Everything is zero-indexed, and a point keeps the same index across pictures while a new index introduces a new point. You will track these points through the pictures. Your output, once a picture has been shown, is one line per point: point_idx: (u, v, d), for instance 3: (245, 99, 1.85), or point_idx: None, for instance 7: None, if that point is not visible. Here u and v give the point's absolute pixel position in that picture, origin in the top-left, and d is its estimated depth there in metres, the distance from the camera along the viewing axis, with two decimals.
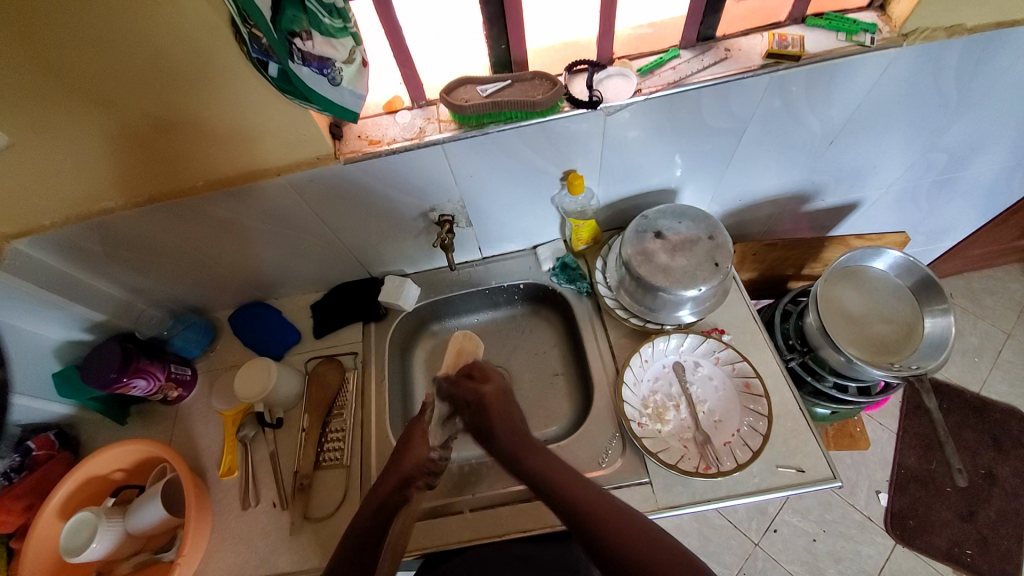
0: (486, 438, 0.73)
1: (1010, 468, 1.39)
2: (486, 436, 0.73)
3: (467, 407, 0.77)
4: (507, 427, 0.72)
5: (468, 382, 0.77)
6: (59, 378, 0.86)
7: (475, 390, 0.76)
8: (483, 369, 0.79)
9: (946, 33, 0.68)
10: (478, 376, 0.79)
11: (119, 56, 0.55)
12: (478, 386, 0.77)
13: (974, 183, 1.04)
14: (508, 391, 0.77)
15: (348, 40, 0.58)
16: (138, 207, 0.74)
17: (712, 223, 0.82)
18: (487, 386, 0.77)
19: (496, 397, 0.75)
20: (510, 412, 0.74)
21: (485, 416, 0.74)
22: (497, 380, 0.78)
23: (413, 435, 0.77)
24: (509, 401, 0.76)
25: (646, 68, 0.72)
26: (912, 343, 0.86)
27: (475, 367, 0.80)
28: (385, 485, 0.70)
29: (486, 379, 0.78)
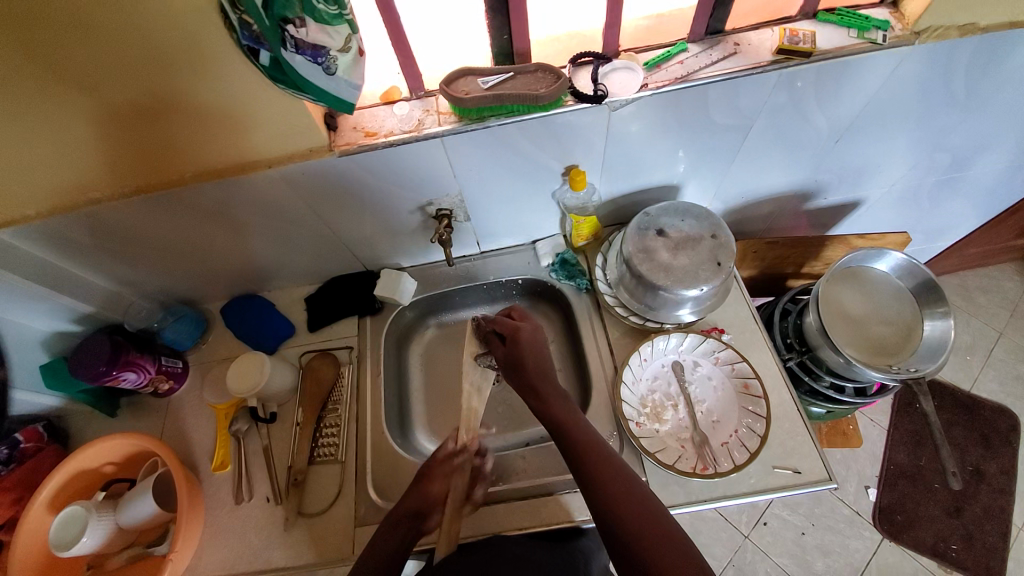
0: (515, 372, 0.77)
1: (997, 465, 1.42)
2: (518, 371, 0.76)
3: (503, 345, 0.80)
4: (547, 389, 0.73)
5: (505, 319, 0.80)
6: (46, 370, 0.84)
7: (510, 325, 0.79)
8: (521, 310, 0.82)
9: (960, 31, 0.67)
10: (515, 316, 0.81)
11: (104, 41, 0.52)
12: (514, 322, 0.79)
13: (976, 183, 1.03)
14: (539, 335, 0.79)
15: (344, 27, 0.55)
16: (125, 198, 0.72)
17: (715, 221, 0.81)
18: (522, 325, 0.79)
19: (530, 337, 0.78)
20: (541, 357, 0.77)
21: (520, 352, 0.76)
22: (532, 321, 0.80)
23: (434, 469, 0.74)
24: (541, 344, 0.78)
25: (653, 61, 0.70)
26: (911, 345, 0.86)
27: (512, 308, 0.83)
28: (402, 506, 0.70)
29: (521, 319, 0.81)
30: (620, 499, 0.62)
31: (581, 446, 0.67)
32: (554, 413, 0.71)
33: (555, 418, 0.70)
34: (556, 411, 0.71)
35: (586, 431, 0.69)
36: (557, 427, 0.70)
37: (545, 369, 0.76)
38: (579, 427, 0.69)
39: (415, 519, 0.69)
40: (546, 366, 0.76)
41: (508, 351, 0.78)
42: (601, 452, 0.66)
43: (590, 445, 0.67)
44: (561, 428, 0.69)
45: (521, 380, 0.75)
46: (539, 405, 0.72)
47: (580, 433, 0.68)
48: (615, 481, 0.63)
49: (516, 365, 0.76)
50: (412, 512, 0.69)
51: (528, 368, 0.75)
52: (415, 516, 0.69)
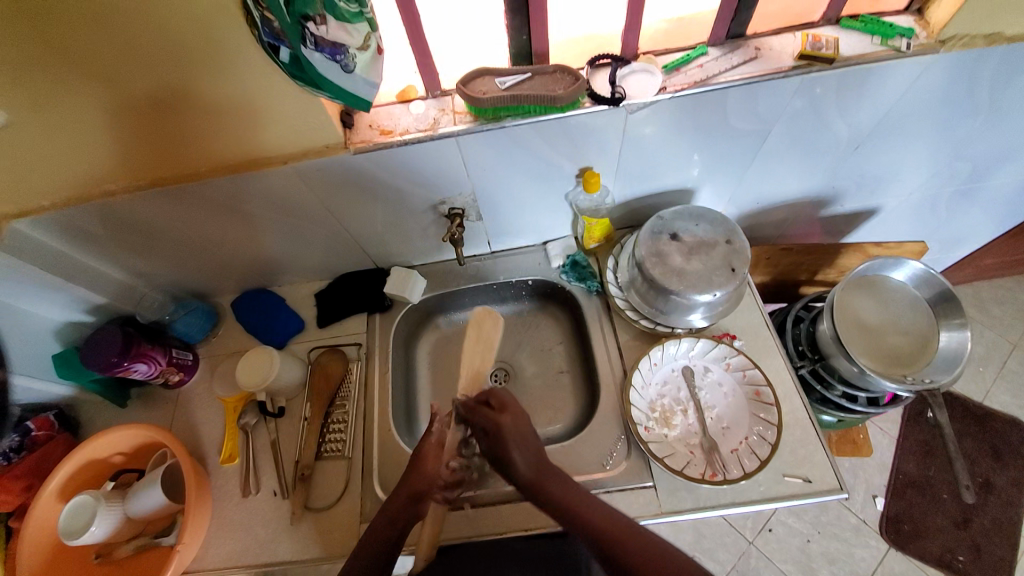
0: (503, 466, 0.69)
1: (1007, 478, 1.40)
2: (505, 467, 0.69)
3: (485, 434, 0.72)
4: (541, 474, 0.66)
5: (485, 411, 0.72)
6: (58, 360, 0.85)
7: (493, 421, 0.70)
8: (501, 397, 0.73)
9: (986, 40, 0.65)
10: (495, 405, 0.73)
11: (126, 35, 0.53)
12: (495, 416, 0.71)
13: (995, 193, 1.02)
14: (524, 421, 0.71)
15: (363, 25, 0.56)
16: (139, 190, 0.72)
17: (730, 226, 0.81)
18: (504, 417, 0.70)
19: (514, 430, 0.70)
20: (531, 446, 0.69)
21: (503, 449, 0.69)
22: (513, 409, 0.72)
23: (425, 451, 0.73)
24: (527, 427, 0.71)
25: (672, 64, 0.69)
26: (926, 356, 0.85)
27: (490, 394, 0.74)
28: (397, 496, 0.68)
29: (502, 409, 0.72)
30: (651, 567, 0.57)
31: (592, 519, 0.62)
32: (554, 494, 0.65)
33: (557, 499, 0.65)
34: (557, 491, 0.65)
35: (592, 503, 0.64)
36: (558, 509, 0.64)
37: (535, 445, 0.69)
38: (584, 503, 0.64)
39: (413, 503, 0.68)
40: (537, 449, 0.70)
41: (489, 442, 0.71)
42: (618, 522, 0.62)
43: (604, 517, 0.62)
44: (564, 511, 0.64)
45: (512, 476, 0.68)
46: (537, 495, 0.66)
47: (589, 510, 0.63)
48: (640, 546, 0.59)
49: (502, 458, 0.69)
50: (410, 497, 0.68)
51: (517, 464, 0.67)
52: (417, 499, 0.68)
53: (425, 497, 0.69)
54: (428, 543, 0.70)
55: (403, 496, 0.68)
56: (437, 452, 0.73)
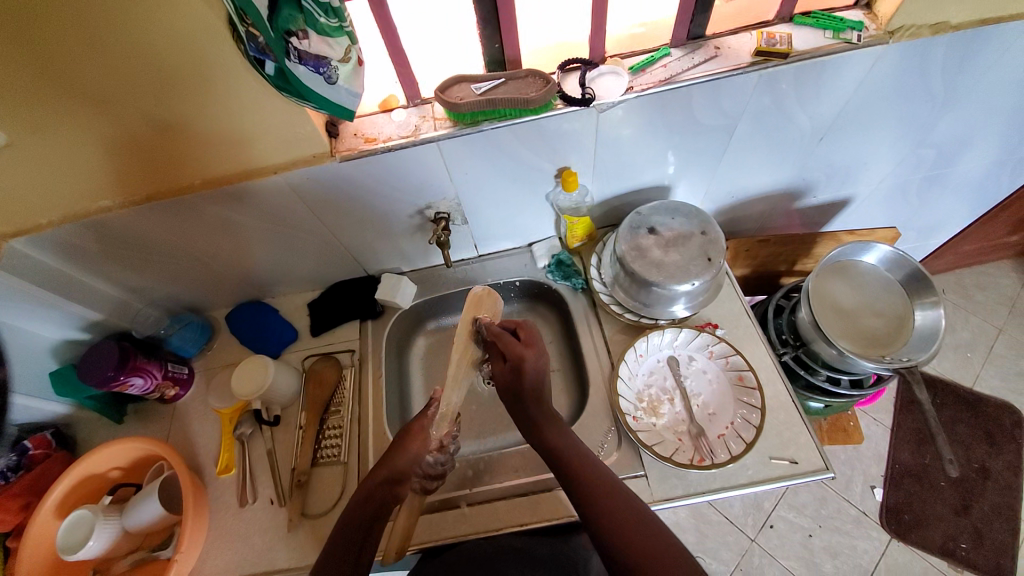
0: (514, 399, 0.71)
1: (1003, 462, 1.41)
2: (517, 401, 0.71)
3: (502, 363, 0.70)
4: (545, 416, 0.71)
5: (514, 344, 0.69)
6: (55, 377, 0.86)
7: (519, 353, 0.69)
8: (529, 331, 0.72)
9: (930, 30, 0.70)
10: (521, 337, 0.71)
11: (118, 57, 0.56)
12: (523, 350, 0.69)
13: (962, 179, 1.06)
14: (545, 358, 0.72)
15: (344, 39, 0.59)
16: (135, 206, 0.75)
17: (704, 218, 0.84)
18: (529, 353, 0.70)
19: (535, 370, 0.70)
20: (541, 386, 0.72)
21: (521, 382, 0.70)
22: (539, 348, 0.72)
23: (413, 429, 0.73)
24: (543, 375, 0.72)
25: (637, 66, 0.73)
26: (903, 335, 0.88)
27: (519, 326, 0.72)
28: (374, 477, 0.70)
29: (529, 344, 0.71)
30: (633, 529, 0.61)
31: (589, 488, 0.64)
32: (549, 440, 0.69)
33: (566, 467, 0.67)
34: (556, 442, 0.69)
35: (594, 466, 0.67)
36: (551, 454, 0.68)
37: (544, 398, 0.72)
38: (593, 472, 0.66)
39: (389, 484, 0.70)
40: (544, 391, 0.72)
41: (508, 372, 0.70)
42: (619, 494, 0.64)
43: (608, 488, 0.65)
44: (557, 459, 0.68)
45: (522, 408, 0.71)
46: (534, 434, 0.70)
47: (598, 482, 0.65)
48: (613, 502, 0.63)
49: (513, 390, 0.70)
50: (386, 478, 0.70)
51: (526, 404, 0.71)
52: (390, 484, 0.70)
53: (401, 482, 0.71)
54: (397, 542, 0.72)
55: (378, 477, 0.70)
56: (423, 438, 0.73)
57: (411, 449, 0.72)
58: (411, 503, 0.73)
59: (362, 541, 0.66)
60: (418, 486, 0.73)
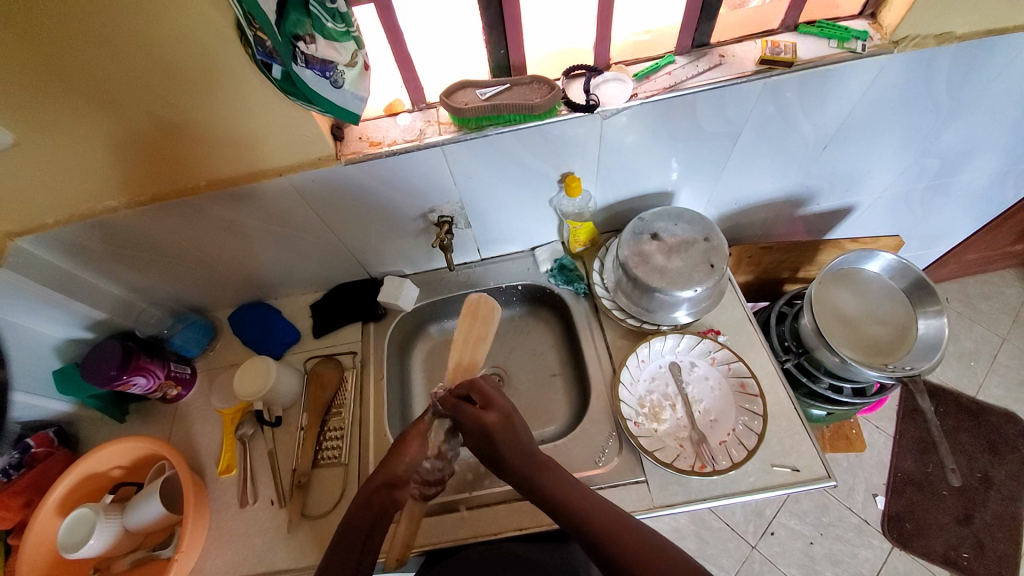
0: (494, 461, 0.68)
1: (1006, 472, 1.40)
2: (498, 466, 0.68)
3: (470, 432, 0.69)
4: (531, 466, 0.67)
5: (467, 409, 0.68)
6: (59, 375, 0.87)
7: (476, 419, 0.67)
8: (483, 391, 0.70)
9: (936, 40, 0.70)
10: (479, 401, 0.69)
11: (127, 59, 0.57)
12: (479, 415, 0.67)
13: (967, 188, 1.05)
14: (511, 414, 0.69)
15: (350, 43, 0.60)
16: (141, 206, 0.75)
17: (707, 225, 0.84)
18: (490, 415, 0.67)
19: (501, 429, 0.67)
20: (517, 445, 0.68)
21: (494, 447, 0.67)
22: (499, 406, 0.68)
23: (408, 436, 0.73)
24: (515, 427, 0.68)
25: (642, 73, 0.73)
26: (906, 344, 0.87)
27: (473, 388, 0.70)
28: (372, 481, 0.70)
29: (488, 406, 0.68)
30: (653, 566, 0.59)
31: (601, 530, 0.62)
32: (543, 488, 0.66)
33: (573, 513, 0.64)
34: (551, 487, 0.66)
35: (603, 507, 0.64)
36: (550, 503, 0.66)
37: (525, 447, 0.68)
38: (600, 510, 0.64)
39: (386, 489, 0.70)
40: (525, 443, 0.68)
41: (478, 440, 0.68)
42: (628, 526, 0.63)
43: (621, 526, 0.63)
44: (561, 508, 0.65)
45: (505, 472, 0.68)
46: (528, 487, 0.67)
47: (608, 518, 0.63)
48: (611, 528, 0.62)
49: (490, 457, 0.68)
50: (382, 484, 0.70)
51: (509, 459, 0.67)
52: (388, 487, 0.70)
53: (399, 487, 0.71)
54: (399, 552, 0.69)
55: (376, 482, 0.70)
56: (420, 440, 0.73)
57: (408, 454, 0.72)
58: (411, 511, 0.70)
59: (364, 542, 0.67)
60: (416, 492, 0.72)
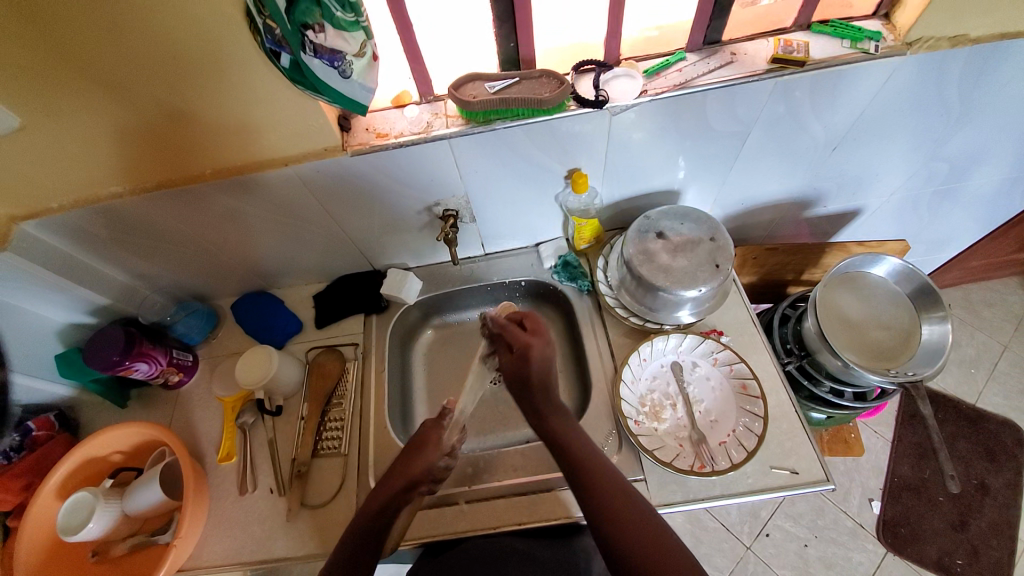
0: (521, 389, 0.70)
1: (1003, 480, 1.40)
2: (523, 390, 0.70)
3: (509, 355, 0.72)
4: (548, 405, 0.70)
5: (518, 332, 0.71)
6: (61, 359, 0.87)
7: (522, 341, 0.70)
8: (535, 321, 0.73)
9: (949, 42, 0.69)
10: (528, 326, 0.72)
11: (136, 45, 0.56)
12: (527, 338, 0.70)
13: (974, 194, 1.05)
14: (550, 361, 0.70)
15: (360, 33, 0.59)
16: (145, 193, 0.75)
17: (713, 225, 0.83)
18: (534, 342, 0.70)
19: (542, 358, 0.69)
20: (549, 377, 0.70)
21: (527, 371, 0.69)
22: (544, 335, 0.71)
23: (429, 436, 0.73)
24: (552, 355, 0.71)
25: (653, 69, 0.73)
26: (908, 350, 0.87)
27: (525, 316, 0.74)
28: (391, 488, 0.69)
29: (534, 333, 0.72)
30: (643, 535, 0.60)
31: (604, 498, 0.63)
32: (553, 431, 0.68)
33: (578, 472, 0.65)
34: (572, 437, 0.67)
35: (612, 474, 0.65)
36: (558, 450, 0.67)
37: (552, 388, 0.70)
38: (600, 469, 0.65)
39: (406, 492, 0.69)
40: (552, 383, 0.71)
41: (513, 363, 0.71)
42: (625, 493, 0.63)
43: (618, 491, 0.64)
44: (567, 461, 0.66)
45: (526, 397, 0.70)
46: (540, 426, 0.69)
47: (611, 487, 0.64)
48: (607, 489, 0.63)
49: (519, 385, 0.70)
50: (404, 487, 0.69)
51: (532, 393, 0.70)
52: (409, 489, 0.69)
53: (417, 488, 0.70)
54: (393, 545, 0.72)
55: (397, 486, 0.69)
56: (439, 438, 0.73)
57: (427, 455, 0.72)
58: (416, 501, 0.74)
59: (378, 534, 0.67)
60: (426, 491, 0.74)
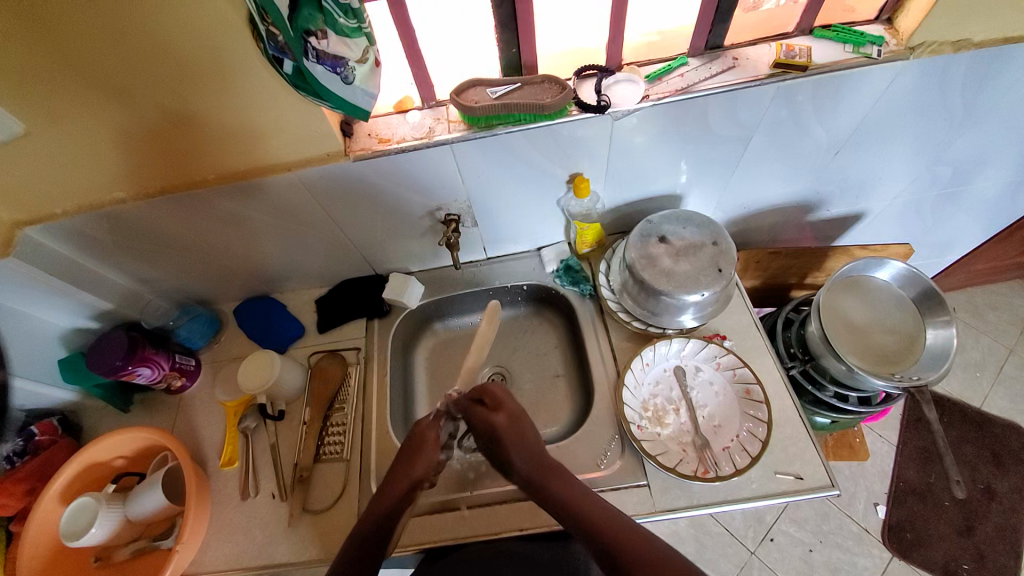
0: (503, 465, 0.71)
1: (1010, 485, 1.39)
2: (506, 468, 0.70)
3: (478, 433, 0.72)
4: (540, 472, 0.68)
5: (478, 412, 0.71)
6: (64, 363, 0.87)
7: (487, 422, 0.71)
8: (494, 395, 0.73)
9: (953, 47, 0.69)
10: (488, 403, 0.73)
11: (142, 52, 0.57)
12: (490, 416, 0.71)
13: (979, 197, 1.04)
14: (519, 415, 0.72)
15: (361, 40, 0.59)
16: (149, 198, 0.75)
17: (716, 229, 0.83)
18: (498, 416, 0.71)
19: (510, 429, 0.70)
20: (529, 447, 0.70)
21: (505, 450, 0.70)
22: (508, 407, 0.72)
23: (425, 437, 0.74)
24: (523, 424, 0.72)
25: (655, 74, 0.73)
26: (913, 354, 0.86)
27: (484, 392, 0.74)
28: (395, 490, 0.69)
29: (497, 408, 0.72)
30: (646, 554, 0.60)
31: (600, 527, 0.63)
32: (552, 489, 0.67)
33: (588, 519, 0.64)
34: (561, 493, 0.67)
35: (600, 506, 0.65)
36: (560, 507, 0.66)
37: (536, 453, 0.70)
38: (591, 504, 0.66)
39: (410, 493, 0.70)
40: (536, 448, 0.70)
41: (486, 441, 0.72)
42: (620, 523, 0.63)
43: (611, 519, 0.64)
44: (571, 511, 0.65)
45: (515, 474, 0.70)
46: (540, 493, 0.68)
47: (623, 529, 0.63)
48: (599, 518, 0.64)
49: (502, 459, 0.71)
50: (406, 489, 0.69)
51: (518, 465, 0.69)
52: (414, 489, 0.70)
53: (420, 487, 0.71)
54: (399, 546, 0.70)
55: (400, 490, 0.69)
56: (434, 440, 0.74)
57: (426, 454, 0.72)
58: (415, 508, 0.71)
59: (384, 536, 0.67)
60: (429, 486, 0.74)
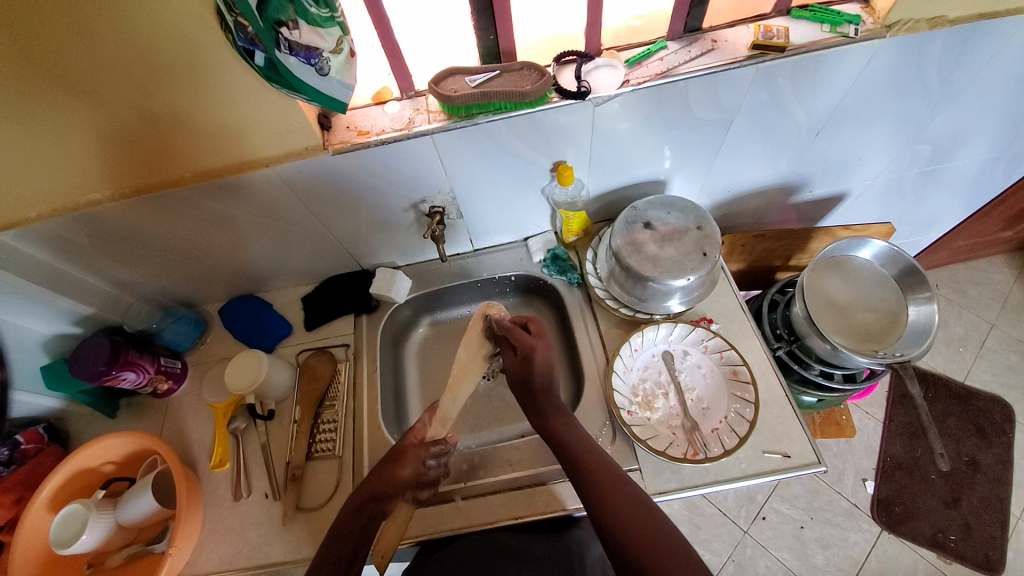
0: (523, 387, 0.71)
1: (993, 456, 1.43)
2: (525, 390, 0.71)
3: (514, 355, 0.72)
4: (553, 406, 0.71)
5: (524, 334, 0.71)
6: (46, 371, 0.85)
7: (528, 342, 0.70)
8: (540, 325, 0.73)
9: (928, 24, 0.69)
10: (533, 331, 0.72)
11: (109, 48, 0.55)
12: (534, 342, 0.70)
13: (957, 175, 1.06)
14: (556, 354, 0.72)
15: (335, 29, 0.58)
16: (125, 199, 0.74)
17: (700, 213, 0.83)
18: (540, 345, 0.71)
19: (545, 362, 0.70)
20: (551, 382, 0.71)
21: (532, 377, 0.70)
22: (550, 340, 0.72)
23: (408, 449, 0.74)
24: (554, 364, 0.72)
25: (633, 59, 0.72)
26: (895, 332, 0.88)
27: (530, 321, 0.74)
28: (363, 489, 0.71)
29: (539, 336, 0.72)
30: (617, 493, 0.65)
31: (579, 459, 0.68)
32: (557, 430, 0.70)
33: (578, 461, 0.67)
34: (564, 432, 0.70)
35: (582, 440, 0.69)
36: (562, 447, 0.69)
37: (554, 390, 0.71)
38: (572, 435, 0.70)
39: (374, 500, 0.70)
40: (554, 386, 0.72)
41: (517, 365, 0.71)
42: (596, 458, 0.68)
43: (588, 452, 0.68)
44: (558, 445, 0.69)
45: (530, 399, 0.71)
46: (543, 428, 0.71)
47: (598, 468, 0.67)
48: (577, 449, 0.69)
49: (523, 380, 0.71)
50: (371, 495, 0.70)
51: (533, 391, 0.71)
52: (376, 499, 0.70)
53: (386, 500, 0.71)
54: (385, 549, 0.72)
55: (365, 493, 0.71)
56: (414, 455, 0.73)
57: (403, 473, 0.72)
58: (400, 512, 0.74)
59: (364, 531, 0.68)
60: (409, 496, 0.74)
